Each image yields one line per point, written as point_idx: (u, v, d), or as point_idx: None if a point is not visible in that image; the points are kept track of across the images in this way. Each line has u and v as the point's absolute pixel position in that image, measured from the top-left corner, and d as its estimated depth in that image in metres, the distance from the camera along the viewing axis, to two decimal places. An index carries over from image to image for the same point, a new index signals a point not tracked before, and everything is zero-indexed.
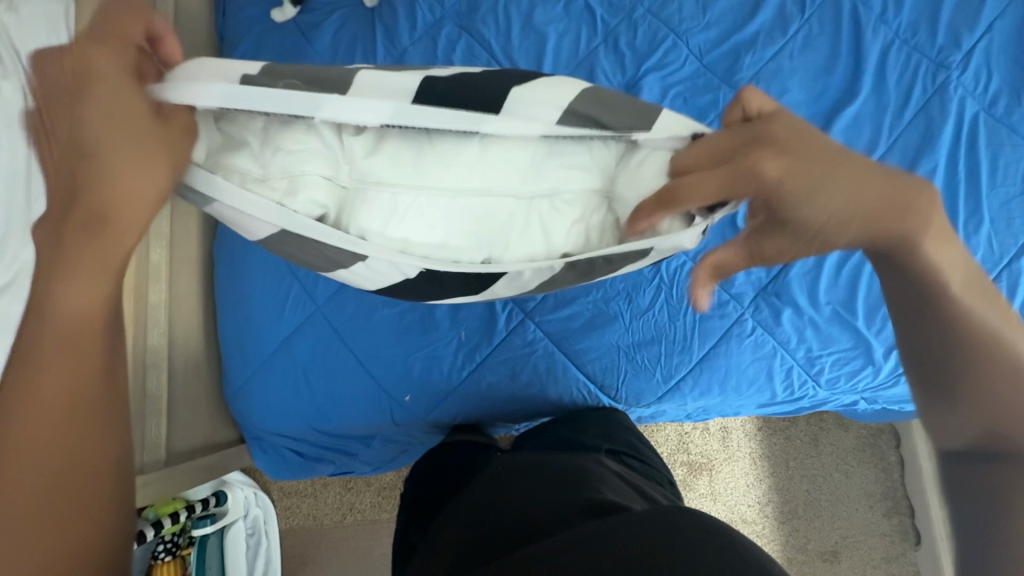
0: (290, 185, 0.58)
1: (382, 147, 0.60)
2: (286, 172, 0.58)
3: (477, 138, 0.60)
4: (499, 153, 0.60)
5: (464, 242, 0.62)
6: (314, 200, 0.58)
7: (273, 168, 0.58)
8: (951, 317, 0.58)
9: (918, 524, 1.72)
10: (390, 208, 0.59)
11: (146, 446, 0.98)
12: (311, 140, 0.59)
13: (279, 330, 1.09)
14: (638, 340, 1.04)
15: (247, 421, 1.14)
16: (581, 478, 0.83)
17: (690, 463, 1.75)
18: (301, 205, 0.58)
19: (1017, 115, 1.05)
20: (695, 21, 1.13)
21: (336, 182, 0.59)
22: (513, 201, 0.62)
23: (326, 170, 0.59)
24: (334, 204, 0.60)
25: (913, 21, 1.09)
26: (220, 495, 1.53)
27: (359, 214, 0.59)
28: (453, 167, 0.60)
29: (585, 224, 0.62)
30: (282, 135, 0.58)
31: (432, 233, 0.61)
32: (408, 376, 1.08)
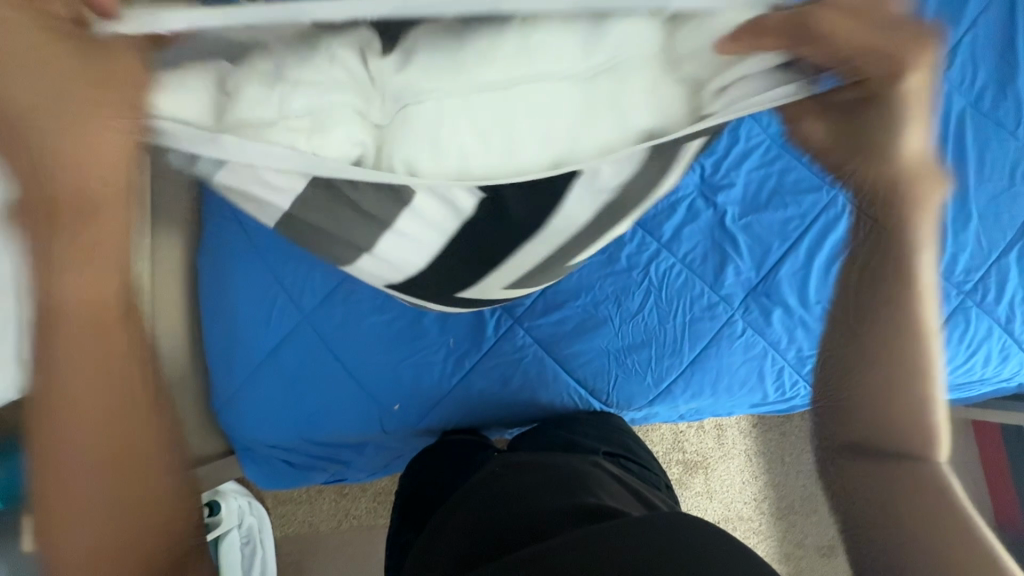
0: (314, 125, 0.46)
1: (410, 60, 0.45)
2: (310, 109, 0.46)
3: (515, 19, 0.43)
4: (555, 43, 0.44)
5: (524, 151, 0.50)
6: (348, 135, 0.47)
7: (263, 102, 0.45)
8: (881, 328, 0.58)
9: None
10: (435, 129, 0.48)
11: None
12: (333, 70, 0.45)
13: (267, 341, 1.08)
14: (628, 344, 1.03)
15: (235, 433, 1.12)
16: (574, 481, 0.81)
17: (685, 461, 1.77)
18: (335, 143, 0.47)
19: (1003, 109, 1.05)
20: None
21: (369, 118, 0.48)
22: (568, 88, 0.47)
23: (356, 100, 0.47)
24: (372, 141, 0.49)
25: None
26: (213, 505, 1.50)
27: (405, 140, 0.48)
28: (495, 62, 0.45)
29: (654, 93, 0.48)
30: (292, 63, 0.44)
31: (490, 152, 0.50)
32: (397, 385, 1.07)
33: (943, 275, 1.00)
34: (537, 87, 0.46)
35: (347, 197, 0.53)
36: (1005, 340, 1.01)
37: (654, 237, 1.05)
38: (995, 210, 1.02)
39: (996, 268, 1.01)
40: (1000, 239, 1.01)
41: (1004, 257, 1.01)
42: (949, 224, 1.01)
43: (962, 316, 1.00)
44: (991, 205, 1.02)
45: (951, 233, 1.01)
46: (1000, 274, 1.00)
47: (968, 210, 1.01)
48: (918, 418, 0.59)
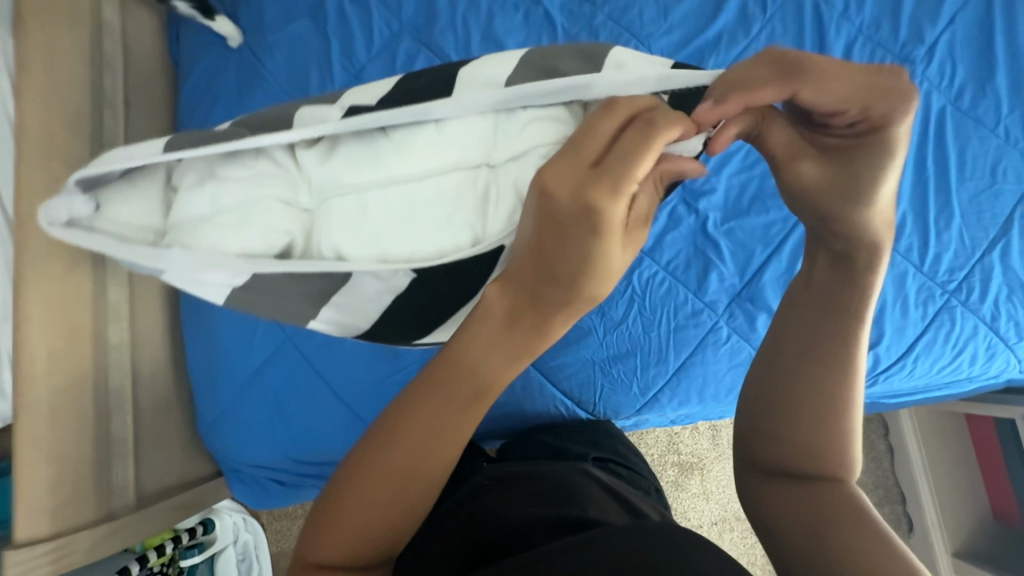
0: (244, 215, 0.55)
1: (333, 152, 0.57)
2: (237, 205, 0.56)
3: (431, 122, 0.58)
4: (459, 143, 0.58)
5: (437, 240, 0.56)
6: (277, 226, 0.56)
7: (203, 202, 0.56)
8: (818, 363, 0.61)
9: (910, 511, 1.74)
10: (358, 211, 0.56)
11: (113, 492, 0.95)
12: (262, 164, 0.58)
13: (249, 362, 1.07)
14: (613, 354, 1.03)
15: (222, 454, 1.11)
16: (564, 483, 0.74)
17: (681, 463, 1.75)
18: (264, 239, 0.55)
19: (982, 107, 1.04)
20: (656, 25, 1.10)
21: (297, 207, 0.57)
22: (469, 174, 0.58)
23: (284, 194, 0.57)
24: (299, 230, 0.57)
25: (876, 17, 1.07)
26: (208, 523, 1.50)
27: (330, 226, 0.56)
28: (405, 157, 0.57)
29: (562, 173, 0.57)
30: (224, 164, 0.58)
31: (406, 238, 0.56)
32: (382, 402, 1.07)
33: (926, 275, 1.00)
34: (436, 177, 0.57)
35: (280, 282, 0.57)
36: (991, 339, 1.00)
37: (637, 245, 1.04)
38: (977, 209, 1.01)
39: (979, 267, 1.00)
40: (983, 238, 1.00)
41: (987, 256, 1.00)
42: (930, 226, 1.01)
43: (946, 315, 0.99)
44: (972, 204, 1.01)
45: (932, 234, 1.00)
46: (984, 273, 1.00)
47: (949, 210, 1.01)
48: (834, 446, 0.61)
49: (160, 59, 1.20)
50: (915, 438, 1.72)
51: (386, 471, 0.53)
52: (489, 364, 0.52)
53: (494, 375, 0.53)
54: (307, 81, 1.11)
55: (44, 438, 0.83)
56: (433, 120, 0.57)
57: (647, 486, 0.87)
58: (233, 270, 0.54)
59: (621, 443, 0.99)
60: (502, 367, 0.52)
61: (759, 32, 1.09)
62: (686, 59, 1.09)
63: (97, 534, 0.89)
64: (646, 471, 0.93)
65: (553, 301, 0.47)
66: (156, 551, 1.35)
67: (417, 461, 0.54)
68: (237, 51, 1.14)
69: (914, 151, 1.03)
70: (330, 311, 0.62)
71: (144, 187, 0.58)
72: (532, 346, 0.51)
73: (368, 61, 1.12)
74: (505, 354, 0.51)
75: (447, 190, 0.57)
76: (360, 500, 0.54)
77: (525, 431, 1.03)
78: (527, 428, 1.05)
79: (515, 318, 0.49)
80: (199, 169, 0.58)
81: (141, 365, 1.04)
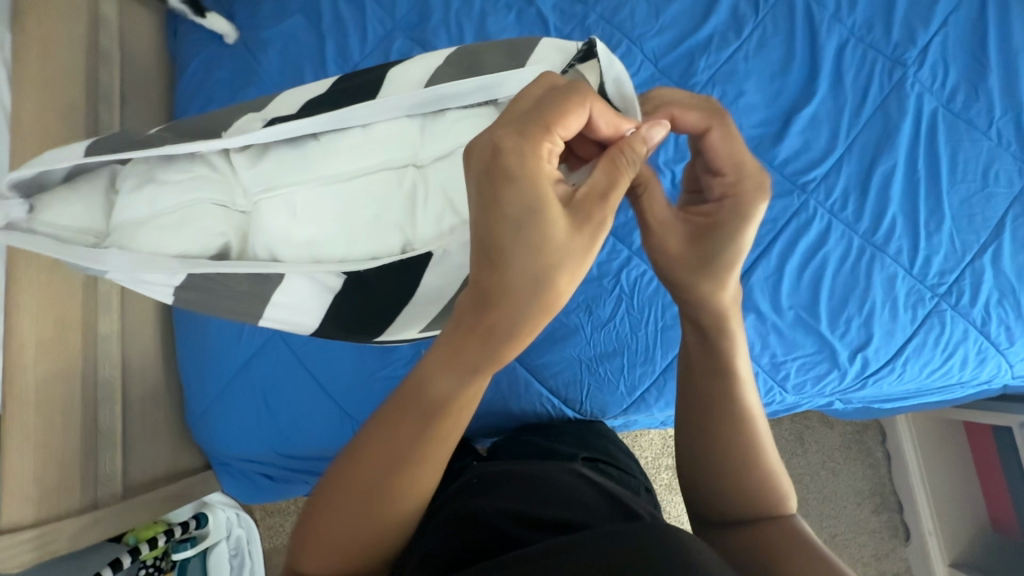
0: (185, 219, 0.64)
1: (266, 157, 0.66)
2: (178, 207, 0.64)
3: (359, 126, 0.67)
4: (378, 154, 0.67)
5: (363, 236, 0.66)
6: (213, 228, 0.64)
7: (142, 206, 0.64)
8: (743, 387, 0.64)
9: (907, 520, 1.72)
10: (290, 208, 0.65)
11: (100, 482, 0.96)
12: (200, 168, 0.66)
13: (237, 355, 1.08)
14: (600, 352, 1.03)
15: (210, 447, 1.12)
16: (554, 485, 0.68)
17: (675, 466, 1.73)
18: (203, 238, 0.64)
19: (975, 109, 1.03)
20: (648, 25, 1.10)
21: (234, 209, 0.66)
22: (391, 176, 0.68)
23: (221, 197, 0.66)
24: (234, 231, 0.66)
25: (869, 18, 1.07)
26: (201, 517, 1.50)
27: (266, 228, 0.65)
28: (334, 158, 0.66)
29: None
30: (168, 170, 0.66)
31: (336, 235, 0.66)
32: (369, 396, 1.07)
33: (916, 277, 0.99)
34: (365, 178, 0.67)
35: (215, 281, 0.63)
36: (981, 344, 0.99)
37: (625, 244, 1.04)
38: (968, 213, 1.00)
39: (970, 271, 0.99)
40: (974, 241, 0.99)
41: (978, 259, 0.99)
42: (920, 229, 1.00)
43: (936, 319, 0.99)
44: (963, 207, 1.00)
45: (922, 237, 1.00)
46: (974, 277, 0.99)
47: (940, 212, 1.00)
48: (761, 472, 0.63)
49: (157, 56, 1.22)
50: (914, 445, 1.69)
51: (350, 488, 0.53)
52: (446, 383, 0.50)
53: (450, 394, 0.50)
54: (300, 79, 1.12)
55: (31, 426, 0.84)
56: (358, 125, 0.67)
57: (637, 487, 0.83)
58: (165, 266, 0.61)
59: (617, 451, 0.93)
60: (456, 382, 0.50)
61: (751, 33, 1.09)
62: (676, 60, 1.09)
63: (83, 523, 0.91)
64: (637, 473, 0.88)
65: (500, 294, 0.46)
66: (147, 544, 1.36)
67: (379, 490, 0.52)
68: (233, 47, 1.16)
69: (905, 154, 1.03)
70: (269, 313, 0.66)
71: (87, 191, 0.66)
72: (485, 363, 0.49)
73: (361, 58, 1.13)
74: (460, 365, 0.49)
75: (369, 199, 0.67)
76: (335, 524, 0.53)
77: (521, 435, 0.98)
78: (516, 432, 1.01)
79: (465, 322, 0.48)
80: (140, 174, 0.66)
81: (131, 357, 1.05)
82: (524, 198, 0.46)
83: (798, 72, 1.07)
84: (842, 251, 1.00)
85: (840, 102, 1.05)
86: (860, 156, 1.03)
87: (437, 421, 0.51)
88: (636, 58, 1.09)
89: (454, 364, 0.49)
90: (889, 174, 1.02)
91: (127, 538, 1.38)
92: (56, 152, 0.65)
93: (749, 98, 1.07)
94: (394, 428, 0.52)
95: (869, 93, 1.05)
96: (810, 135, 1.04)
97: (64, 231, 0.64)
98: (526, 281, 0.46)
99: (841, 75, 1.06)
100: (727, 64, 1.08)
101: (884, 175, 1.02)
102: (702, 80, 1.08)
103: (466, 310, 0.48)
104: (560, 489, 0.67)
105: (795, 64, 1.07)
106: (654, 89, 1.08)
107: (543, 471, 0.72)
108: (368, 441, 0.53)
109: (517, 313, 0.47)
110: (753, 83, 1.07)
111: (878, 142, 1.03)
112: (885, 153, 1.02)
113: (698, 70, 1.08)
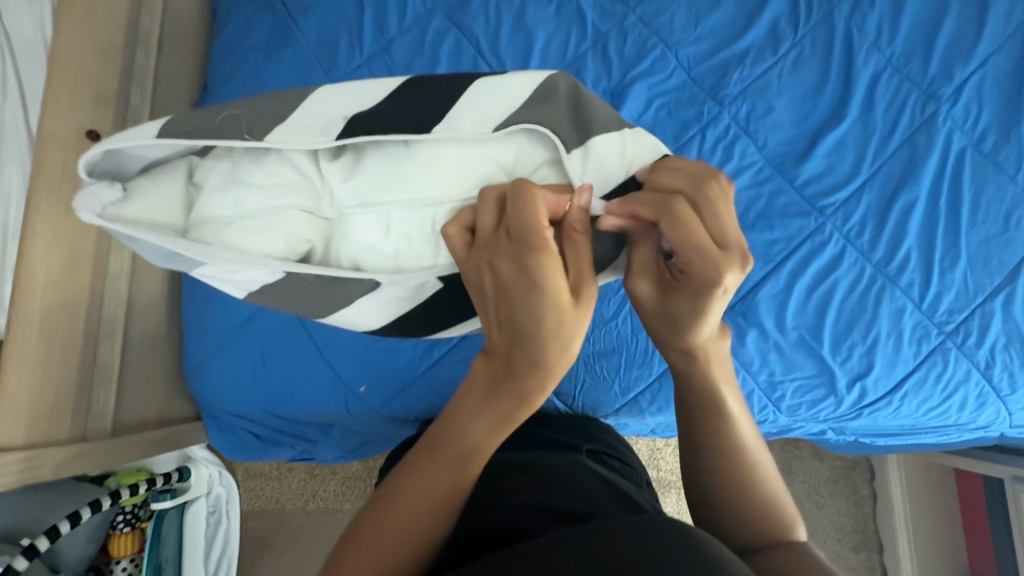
0: (268, 223, 0.58)
1: (358, 167, 0.60)
2: (261, 209, 0.58)
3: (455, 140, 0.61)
4: (476, 173, 0.61)
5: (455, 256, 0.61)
6: (300, 233, 0.59)
7: (227, 204, 0.58)
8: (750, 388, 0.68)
9: (886, 561, 1.70)
10: (380, 222, 0.60)
11: (90, 416, 0.97)
12: (286, 170, 0.60)
13: (241, 311, 1.08)
14: (598, 349, 1.03)
15: (204, 399, 1.13)
16: (556, 477, 0.68)
17: (659, 479, 1.72)
18: (289, 245, 0.59)
19: (1004, 152, 1.02)
20: (685, 32, 1.11)
21: (318, 214, 0.60)
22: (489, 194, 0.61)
23: (305, 202, 0.60)
24: (320, 238, 0.61)
25: (908, 49, 1.07)
26: (184, 471, 1.50)
27: (352, 237, 0.60)
28: (429, 173, 0.60)
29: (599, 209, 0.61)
30: (249, 169, 0.60)
31: (424, 253, 0.61)
32: (366, 367, 1.07)
33: (924, 313, 0.98)
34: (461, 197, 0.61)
35: (305, 285, 0.61)
36: (982, 387, 0.98)
37: None
38: (984, 254, 0.99)
39: (980, 312, 0.98)
40: (987, 284, 0.98)
41: (989, 302, 0.98)
42: (934, 265, 0.99)
43: (940, 356, 0.98)
44: (981, 248, 0.99)
45: (935, 273, 0.99)
46: (984, 319, 0.98)
47: (957, 250, 0.99)
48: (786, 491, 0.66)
49: (199, 8, 1.24)
50: (902, 486, 1.67)
51: (385, 538, 0.51)
52: (482, 427, 0.53)
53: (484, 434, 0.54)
54: (335, 47, 1.13)
55: (32, 349, 0.86)
56: (455, 139, 0.60)
57: (638, 479, 0.82)
58: (265, 269, 0.57)
59: (617, 443, 0.92)
60: (488, 428, 0.53)
61: (787, 52, 1.09)
62: (709, 71, 1.10)
63: (69, 453, 0.92)
64: (638, 467, 0.88)
65: (529, 357, 0.50)
66: (129, 489, 1.37)
67: (420, 528, 0.52)
68: (274, 8, 1.17)
69: (928, 189, 1.02)
70: (343, 313, 0.66)
71: (164, 181, 0.60)
72: (516, 413, 0.53)
73: (398, 34, 1.14)
74: (495, 413, 0.53)
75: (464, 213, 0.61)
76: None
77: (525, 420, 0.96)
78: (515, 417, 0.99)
79: (499, 378, 0.52)
80: (222, 169, 0.60)
81: (137, 299, 1.05)
82: (533, 294, 0.49)
83: (830, 96, 1.07)
84: (853, 278, 1.00)
85: (869, 129, 1.05)
86: (882, 185, 1.03)
87: (469, 460, 0.54)
88: (669, 63, 1.10)
89: (484, 413, 0.53)
90: (908, 207, 1.01)
91: (109, 482, 1.41)
92: (134, 131, 0.59)
93: (778, 115, 1.07)
94: (426, 469, 0.53)
95: (899, 124, 1.04)
96: (835, 159, 1.04)
97: (147, 226, 0.59)
98: (554, 349, 0.50)
99: (873, 104, 1.05)
100: (760, 79, 1.08)
101: (903, 207, 1.01)
102: (733, 93, 1.08)
103: (490, 371, 0.53)
104: (566, 482, 0.66)
105: (828, 87, 1.07)
106: (684, 97, 1.09)
107: (550, 463, 0.72)
108: (405, 481, 0.54)
109: (544, 371, 0.51)
110: (784, 101, 1.07)
111: (902, 173, 1.03)
112: (907, 186, 1.02)
113: (730, 82, 1.08)
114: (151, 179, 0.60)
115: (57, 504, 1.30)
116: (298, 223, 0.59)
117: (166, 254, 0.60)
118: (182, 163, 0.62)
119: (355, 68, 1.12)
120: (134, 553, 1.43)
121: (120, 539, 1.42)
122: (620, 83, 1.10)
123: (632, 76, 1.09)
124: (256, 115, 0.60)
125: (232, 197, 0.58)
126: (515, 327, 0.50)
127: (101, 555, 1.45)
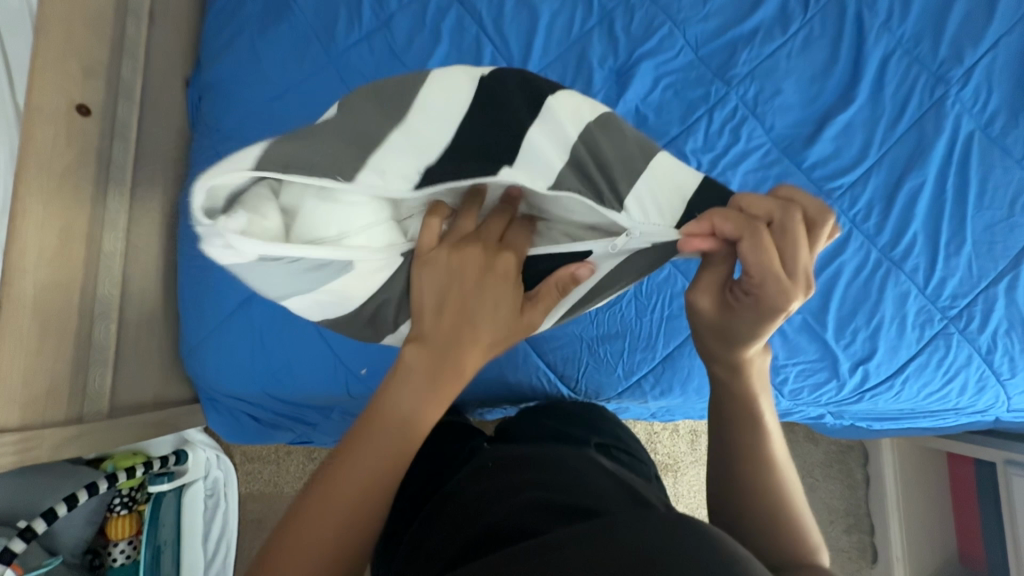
0: (373, 233, 0.61)
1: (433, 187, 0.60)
2: (365, 223, 0.60)
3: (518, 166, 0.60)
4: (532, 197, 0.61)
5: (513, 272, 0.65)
6: (403, 242, 0.63)
7: (335, 220, 0.59)
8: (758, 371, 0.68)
9: (877, 542, 1.73)
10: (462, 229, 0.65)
11: (87, 397, 0.95)
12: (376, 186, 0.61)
13: (240, 292, 1.06)
14: (602, 333, 1.01)
15: (201, 381, 1.10)
16: (570, 474, 0.67)
17: (656, 463, 1.74)
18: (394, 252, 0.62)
19: (1012, 136, 1.02)
20: (693, 10, 1.08)
21: (405, 224, 0.64)
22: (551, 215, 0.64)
23: (396, 212, 0.63)
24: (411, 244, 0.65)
25: (919, 30, 1.05)
26: (181, 454, 1.49)
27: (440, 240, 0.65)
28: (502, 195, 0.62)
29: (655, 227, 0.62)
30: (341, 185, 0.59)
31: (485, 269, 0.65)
32: (367, 349, 1.06)
33: (928, 298, 0.98)
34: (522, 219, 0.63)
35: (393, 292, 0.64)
36: (983, 371, 0.98)
37: None
38: (989, 239, 0.99)
39: (983, 297, 0.98)
40: (991, 269, 0.98)
41: (992, 288, 0.98)
42: (939, 249, 0.99)
43: (942, 341, 0.98)
44: (986, 233, 0.99)
45: (940, 258, 0.99)
46: (986, 304, 0.98)
47: (962, 235, 0.99)
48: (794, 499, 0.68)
49: None
50: (895, 470, 1.69)
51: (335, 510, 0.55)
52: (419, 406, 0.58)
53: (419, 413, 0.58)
54: (332, 21, 1.09)
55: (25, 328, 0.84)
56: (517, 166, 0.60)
57: (647, 474, 0.81)
58: (389, 271, 0.62)
59: (622, 433, 0.92)
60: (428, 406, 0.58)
61: (797, 32, 1.07)
62: (717, 50, 1.08)
63: (65, 434, 0.91)
64: (648, 461, 0.87)
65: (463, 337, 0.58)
66: (126, 472, 1.36)
67: (368, 505, 0.56)
68: None
69: (935, 172, 1.01)
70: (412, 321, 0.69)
71: (263, 209, 0.57)
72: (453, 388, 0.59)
73: (398, 8, 1.10)
74: (433, 390, 0.58)
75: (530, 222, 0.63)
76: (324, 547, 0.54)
77: (530, 413, 0.95)
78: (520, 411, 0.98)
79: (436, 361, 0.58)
80: (315, 190, 0.59)
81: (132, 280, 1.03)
82: (486, 288, 0.59)
83: (839, 77, 1.05)
84: (858, 263, 0.99)
85: (877, 111, 1.03)
86: (889, 169, 1.02)
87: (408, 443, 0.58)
88: (676, 42, 1.07)
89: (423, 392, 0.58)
90: (915, 191, 1.00)
91: (106, 465, 1.40)
92: (228, 167, 0.54)
93: (786, 96, 1.05)
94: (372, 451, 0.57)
95: (908, 107, 1.03)
96: (843, 142, 1.03)
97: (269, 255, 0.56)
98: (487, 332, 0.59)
99: (882, 85, 1.04)
100: (769, 60, 1.06)
101: (910, 191, 1.00)
102: (741, 73, 1.06)
103: (424, 356, 0.58)
104: (579, 480, 0.66)
105: (837, 68, 1.05)
106: (691, 77, 1.06)
107: (562, 460, 0.72)
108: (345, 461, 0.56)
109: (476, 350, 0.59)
110: (792, 83, 1.05)
111: (910, 157, 1.02)
112: (915, 169, 1.01)
113: (738, 62, 1.06)
114: (249, 211, 0.56)
115: (54, 486, 1.29)
116: (398, 230, 0.62)
117: (287, 274, 0.59)
118: (262, 189, 0.58)
119: (354, 44, 1.09)
120: (132, 535, 1.43)
121: (117, 522, 1.42)
122: (626, 62, 1.07)
123: (638, 55, 1.07)
124: (341, 143, 0.57)
125: (344, 210, 0.59)
126: (460, 314, 0.58)
127: (97, 536, 1.44)
